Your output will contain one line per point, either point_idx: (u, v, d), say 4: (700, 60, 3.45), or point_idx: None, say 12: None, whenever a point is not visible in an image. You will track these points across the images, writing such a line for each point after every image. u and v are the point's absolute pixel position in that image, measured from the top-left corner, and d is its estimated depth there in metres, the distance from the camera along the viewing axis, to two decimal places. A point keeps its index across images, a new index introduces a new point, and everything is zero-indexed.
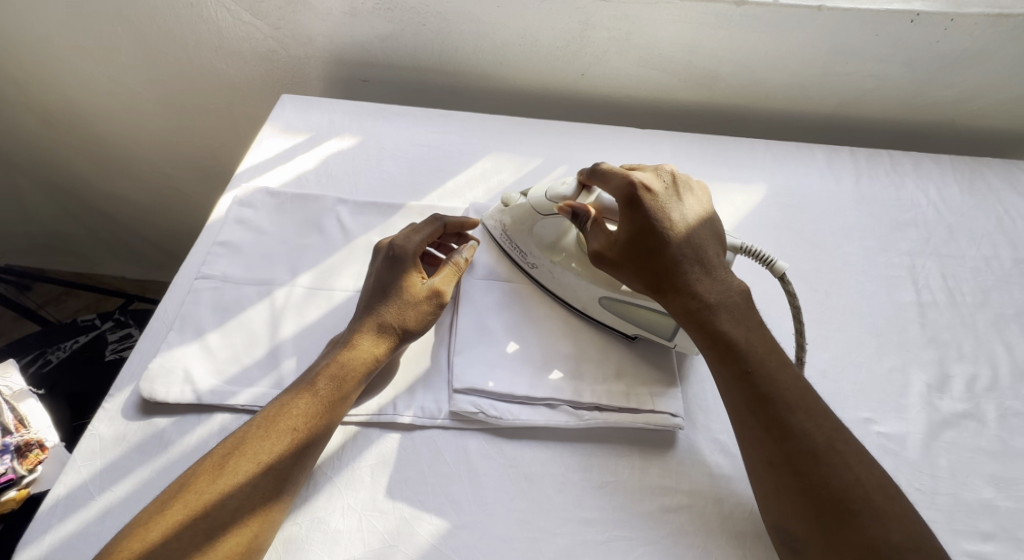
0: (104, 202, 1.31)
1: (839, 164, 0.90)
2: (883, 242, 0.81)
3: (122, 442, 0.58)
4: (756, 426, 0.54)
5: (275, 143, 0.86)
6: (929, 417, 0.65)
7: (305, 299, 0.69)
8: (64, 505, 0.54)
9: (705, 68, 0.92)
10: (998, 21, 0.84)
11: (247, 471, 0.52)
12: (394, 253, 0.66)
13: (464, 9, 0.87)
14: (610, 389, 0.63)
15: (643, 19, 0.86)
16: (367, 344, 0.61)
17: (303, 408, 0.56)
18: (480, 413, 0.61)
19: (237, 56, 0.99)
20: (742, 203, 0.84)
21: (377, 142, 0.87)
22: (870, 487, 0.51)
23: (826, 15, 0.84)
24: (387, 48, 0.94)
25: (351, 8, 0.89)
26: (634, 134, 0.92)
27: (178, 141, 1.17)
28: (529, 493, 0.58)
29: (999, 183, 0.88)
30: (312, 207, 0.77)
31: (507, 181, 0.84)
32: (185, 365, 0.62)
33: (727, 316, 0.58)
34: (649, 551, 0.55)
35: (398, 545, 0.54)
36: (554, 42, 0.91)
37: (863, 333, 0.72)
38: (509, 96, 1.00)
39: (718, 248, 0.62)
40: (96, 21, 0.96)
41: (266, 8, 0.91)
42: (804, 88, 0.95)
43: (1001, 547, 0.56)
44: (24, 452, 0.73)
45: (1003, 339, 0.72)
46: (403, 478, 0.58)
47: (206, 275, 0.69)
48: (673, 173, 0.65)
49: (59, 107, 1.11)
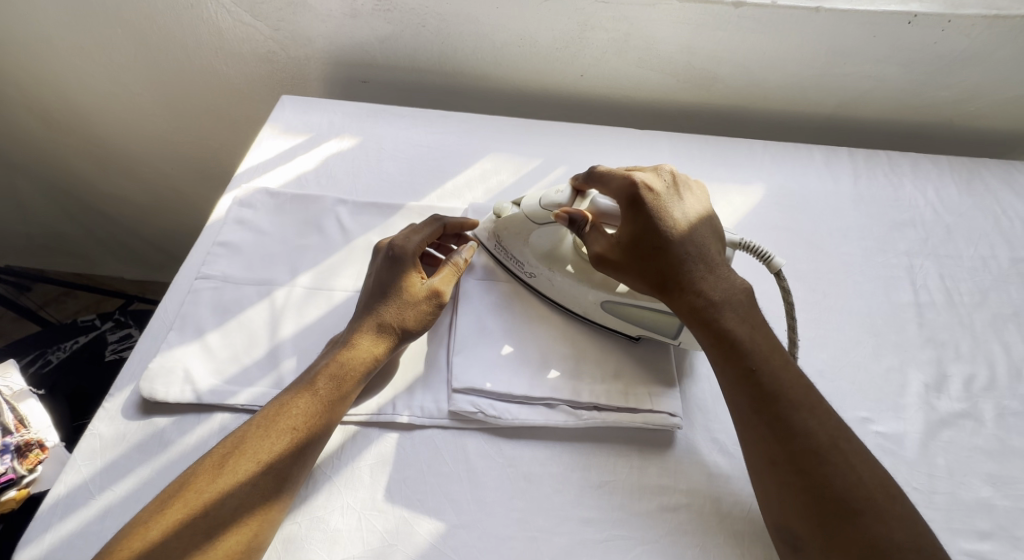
0: (104, 202, 1.31)
1: (837, 164, 0.90)
2: (881, 242, 0.82)
3: (122, 442, 0.59)
4: (759, 425, 0.55)
5: (275, 143, 0.86)
6: (927, 416, 0.65)
7: (305, 299, 0.69)
8: (64, 505, 0.55)
9: (703, 70, 0.93)
10: (995, 22, 0.84)
11: (247, 471, 0.53)
12: (394, 253, 0.66)
13: (464, 10, 0.87)
14: (608, 389, 0.63)
15: (642, 21, 0.86)
16: (368, 343, 0.61)
17: (304, 408, 0.57)
18: (479, 413, 0.61)
19: (237, 57, 1.00)
20: (740, 203, 0.84)
21: (377, 143, 0.87)
22: (872, 487, 0.51)
23: (823, 16, 0.84)
24: (386, 50, 0.94)
25: (350, 9, 0.89)
26: (633, 135, 0.92)
27: (178, 141, 1.17)
28: (528, 492, 0.58)
29: (996, 184, 0.88)
30: (312, 208, 0.77)
31: (506, 182, 0.85)
32: (186, 365, 0.62)
33: (733, 314, 0.59)
34: (647, 550, 0.55)
35: (397, 545, 0.54)
36: (553, 44, 0.91)
37: (861, 333, 0.72)
38: (508, 97, 1.00)
39: (720, 247, 0.62)
40: (95, 21, 0.96)
41: (266, 9, 0.91)
42: (802, 88, 0.95)
43: (998, 545, 0.57)
44: (24, 452, 0.73)
45: (1001, 339, 0.72)
46: (402, 477, 0.58)
47: (206, 275, 0.70)
48: (673, 172, 0.66)
49: (59, 108, 1.11)
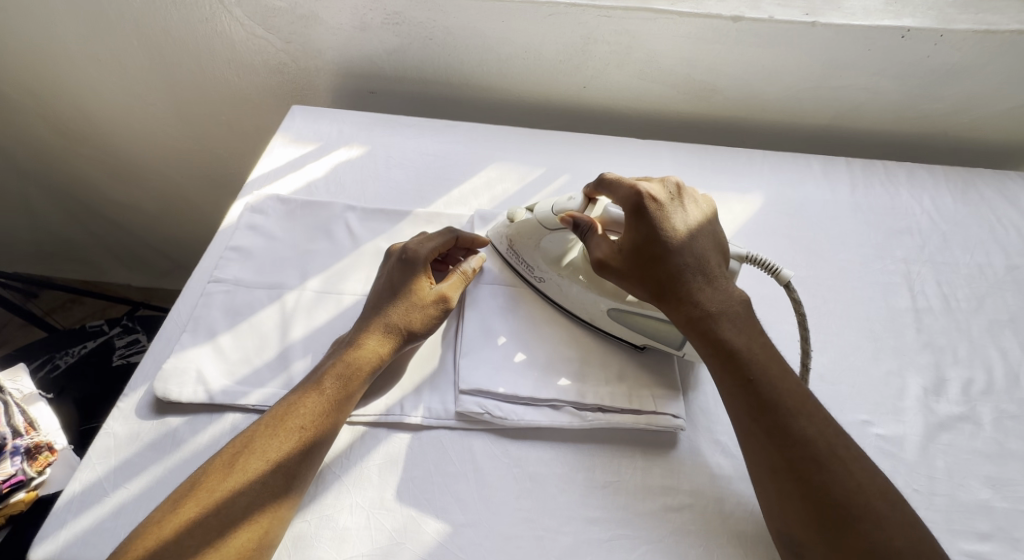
0: (110, 207, 1.32)
1: (836, 174, 0.92)
2: (879, 249, 0.83)
3: (136, 441, 0.60)
4: (759, 432, 0.56)
5: (286, 152, 0.88)
6: (926, 419, 0.66)
7: (314, 302, 0.70)
8: (78, 502, 0.55)
9: (704, 82, 0.95)
10: (985, 37, 0.86)
11: (257, 469, 0.54)
12: (407, 256, 0.68)
13: (470, 23, 0.89)
14: (613, 391, 0.65)
15: (644, 34, 0.89)
16: (373, 343, 0.62)
17: (310, 408, 0.58)
18: (486, 413, 0.62)
19: (248, 68, 1.02)
20: (740, 211, 0.86)
21: (385, 151, 0.89)
22: (870, 493, 0.52)
23: (819, 31, 0.86)
24: (395, 61, 0.97)
25: (360, 22, 0.92)
26: (636, 145, 0.94)
27: (187, 148, 1.19)
28: (533, 493, 0.59)
29: (992, 195, 0.90)
30: (321, 214, 0.79)
31: (510, 190, 0.87)
32: (198, 366, 0.64)
33: (730, 324, 0.60)
34: (651, 550, 0.56)
35: (404, 543, 0.55)
36: (556, 55, 0.93)
37: (862, 337, 0.73)
38: (512, 108, 1.03)
39: (721, 258, 0.64)
40: (109, 31, 0.98)
41: (279, 23, 0.94)
42: (800, 100, 0.97)
43: (998, 546, 0.57)
44: (34, 454, 0.75)
45: (997, 344, 0.73)
46: (410, 477, 0.59)
47: (218, 278, 0.71)
48: (678, 183, 0.67)
49: (71, 116, 1.13)
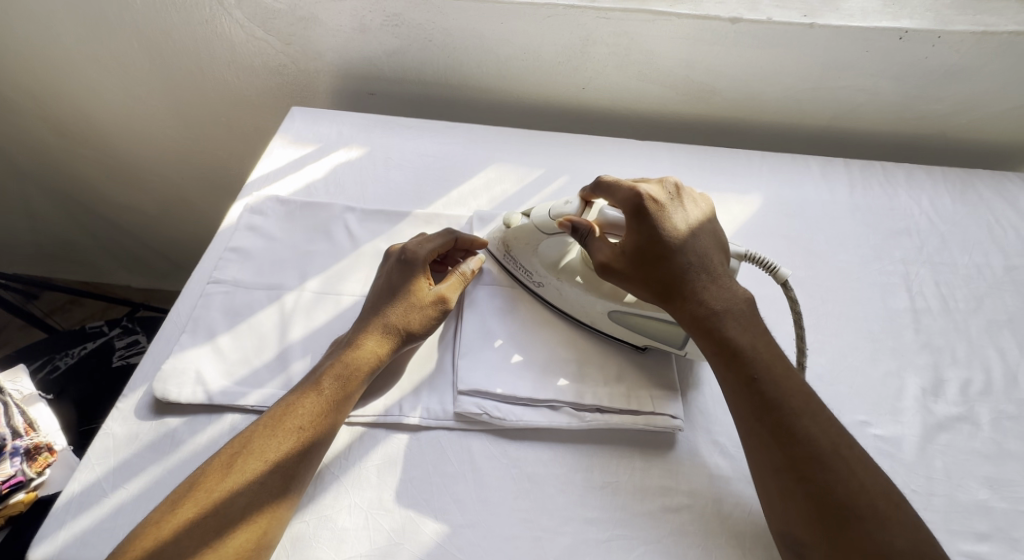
0: (109, 209, 1.33)
1: (834, 174, 0.92)
2: (877, 250, 0.83)
3: (135, 441, 0.60)
4: (761, 432, 0.56)
5: (285, 153, 0.88)
6: (924, 419, 0.66)
7: (313, 303, 0.71)
8: (77, 503, 0.56)
9: (702, 83, 0.95)
10: (983, 38, 0.86)
11: (255, 470, 0.54)
12: (406, 257, 0.68)
13: (469, 25, 0.90)
14: (611, 391, 0.65)
15: (642, 35, 0.89)
16: (372, 344, 0.63)
17: (309, 408, 0.58)
18: (484, 414, 0.62)
19: (248, 69, 1.02)
20: (739, 212, 0.86)
21: (384, 152, 0.90)
22: (872, 493, 0.52)
23: (817, 32, 0.86)
24: (394, 62, 0.97)
25: (359, 24, 0.92)
26: (634, 145, 0.94)
27: (187, 149, 1.19)
28: (531, 493, 0.59)
29: (990, 195, 0.90)
30: (321, 215, 0.79)
31: (509, 191, 0.87)
32: (197, 367, 0.64)
33: (736, 323, 0.60)
34: (649, 550, 0.56)
35: (403, 543, 0.55)
36: (555, 57, 0.93)
37: (860, 337, 0.74)
38: (511, 109, 1.03)
39: (722, 256, 0.64)
40: (111, 32, 0.99)
41: (279, 24, 0.94)
42: (799, 101, 0.97)
43: (997, 547, 0.57)
44: (33, 455, 0.75)
45: (996, 344, 0.73)
46: (409, 477, 0.59)
47: (217, 279, 0.71)
48: (676, 183, 0.67)
49: (72, 117, 1.13)
